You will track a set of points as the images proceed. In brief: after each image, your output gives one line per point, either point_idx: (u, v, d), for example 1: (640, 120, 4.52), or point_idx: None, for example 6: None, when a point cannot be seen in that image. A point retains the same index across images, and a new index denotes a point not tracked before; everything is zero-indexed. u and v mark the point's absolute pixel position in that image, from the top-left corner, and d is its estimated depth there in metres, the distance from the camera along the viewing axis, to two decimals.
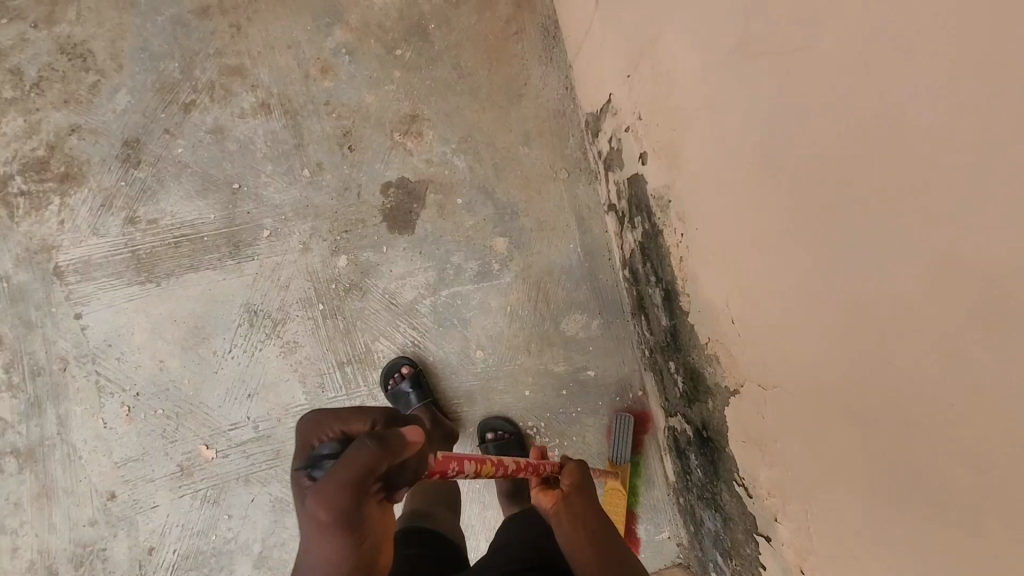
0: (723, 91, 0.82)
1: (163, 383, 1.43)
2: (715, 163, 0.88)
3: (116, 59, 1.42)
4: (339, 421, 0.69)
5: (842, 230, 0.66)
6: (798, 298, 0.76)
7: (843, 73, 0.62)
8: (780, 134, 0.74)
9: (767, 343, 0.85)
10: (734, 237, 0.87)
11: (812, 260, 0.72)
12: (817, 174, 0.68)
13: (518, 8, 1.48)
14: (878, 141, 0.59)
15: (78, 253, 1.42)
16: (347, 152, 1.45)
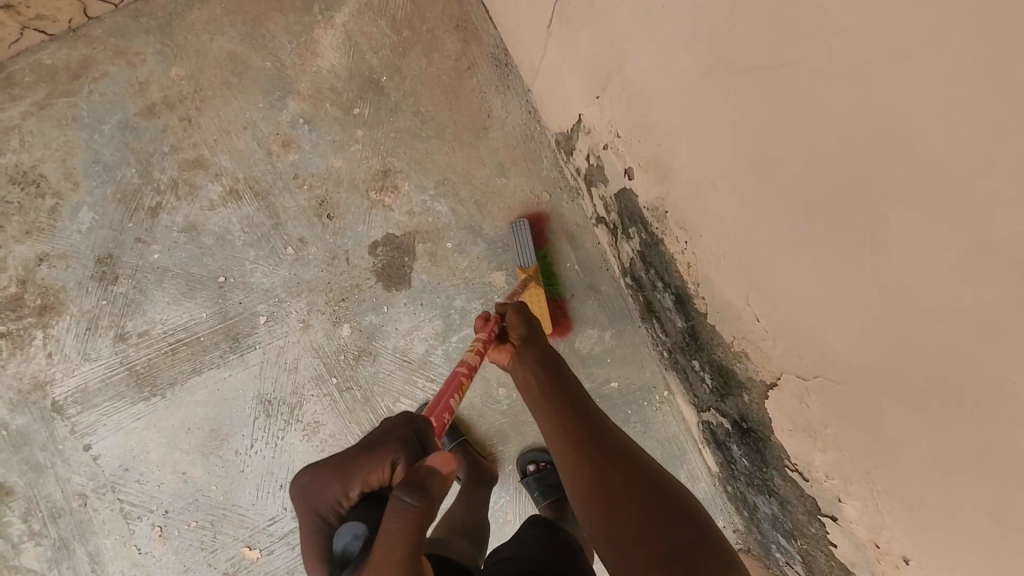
0: (705, 103, 0.83)
1: (190, 495, 1.38)
2: (709, 171, 0.88)
3: (70, 177, 1.37)
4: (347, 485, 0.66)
5: (853, 223, 0.67)
6: (821, 292, 0.76)
7: (830, 73, 0.62)
8: (772, 136, 0.74)
9: (798, 337, 0.85)
10: (744, 239, 0.88)
11: (829, 253, 0.72)
12: (816, 173, 0.70)
13: (465, 42, 1.46)
14: (875, 138, 0.60)
15: (73, 384, 1.36)
16: (326, 221, 1.42)
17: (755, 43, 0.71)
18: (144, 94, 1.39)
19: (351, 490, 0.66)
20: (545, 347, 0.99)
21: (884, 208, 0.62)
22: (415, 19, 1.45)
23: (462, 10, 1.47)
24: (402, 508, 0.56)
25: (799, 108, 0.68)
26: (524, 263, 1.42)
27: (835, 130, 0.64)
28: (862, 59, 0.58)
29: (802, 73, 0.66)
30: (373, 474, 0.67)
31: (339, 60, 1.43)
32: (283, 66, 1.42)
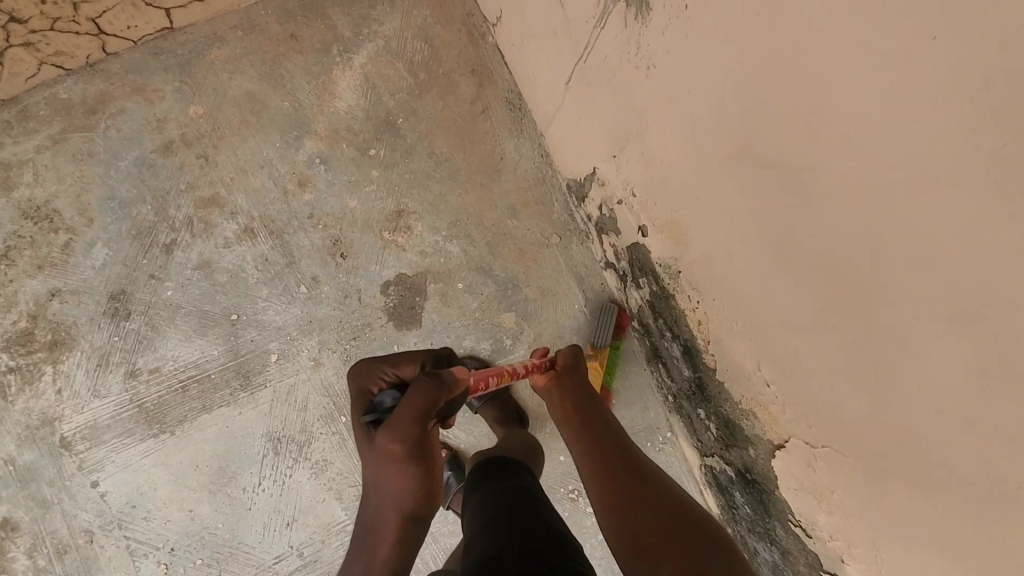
0: (720, 184, 0.86)
1: (197, 532, 1.39)
2: (724, 243, 0.91)
3: (85, 214, 1.37)
4: (391, 366, 0.92)
5: (866, 318, 0.69)
6: (834, 375, 0.78)
7: (850, 177, 0.64)
8: (792, 224, 0.75)
9: (810, 409, 0.87)
10: (757, 310, 0.90)
11: (847, 339, 0.73)
12: (831, 268, 0.71)
13: (480, 86, 1.49)
14: (890, 246, 0.62)
15: (82, 420, 1.37)
16: (340, 261, 1.43)
17: (774, 140, 0.72)
18: (162, 131, 1.40)
19: (387, 375, 0.91)
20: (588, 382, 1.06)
21: (906, 310, 0.63)
22: (432, 63, 1.47)
23: (478, 55, 1.49)
24: (419, 387, 0.79)
25: (819, 205, 0.69)
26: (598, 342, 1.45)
27: (856, 230, 0.66)
28: (885, 173, 0.59)
29: (822, 175, 0.67)
30: (406, 365, 0.92)
31: (356, 102, 1.45)
32: (300, 107, 1.43)
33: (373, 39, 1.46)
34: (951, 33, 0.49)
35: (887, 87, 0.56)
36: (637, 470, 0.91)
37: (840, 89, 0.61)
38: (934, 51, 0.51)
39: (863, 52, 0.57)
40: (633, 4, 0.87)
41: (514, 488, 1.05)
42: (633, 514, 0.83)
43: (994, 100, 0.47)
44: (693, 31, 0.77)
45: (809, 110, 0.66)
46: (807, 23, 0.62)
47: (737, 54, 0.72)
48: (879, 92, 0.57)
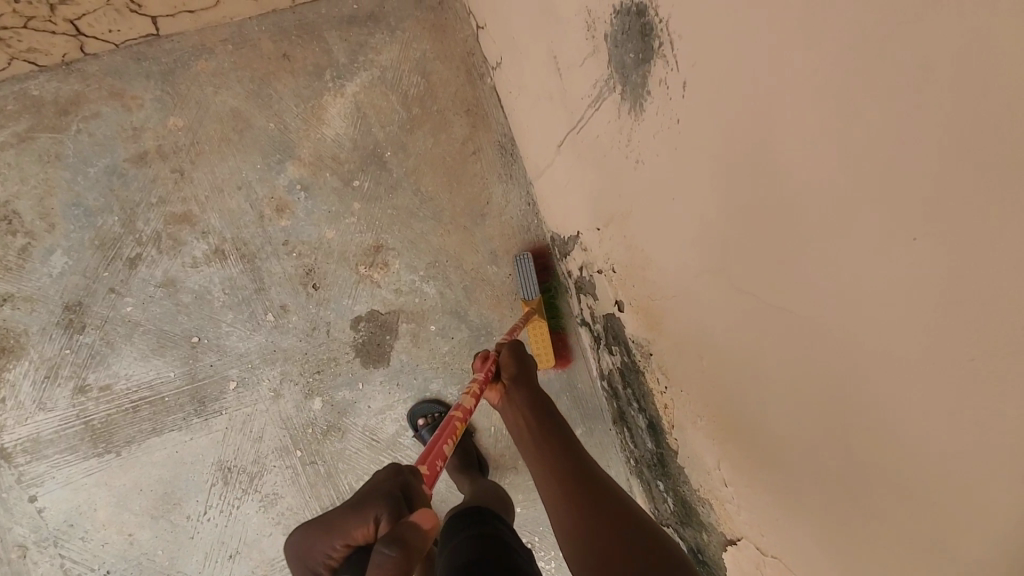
0: (694, 290, 0.85)
1: (135, 557, 1.35)
2: (694, 344, 0.90)
3: (46, 218, 1.31)
4: (339, 535, 0.65)
5: (816, 462, 0.68)
6: (787, 500, 0.78)
7: (811, 328, 0.63)
8: (762, 353, 0.74)
9: (762, 519, 0.87)
10: (719, 414, 0.90)
11: (805, 479, 0.72)
12: (789, 404, 0.71)
13: (473, 126, 1.46)
14: (840, 405, 0.61)
15: (24, 432, 1.31)
16: (311, 291, 1.40)
17: (749, 267, 0.71)
18: (137, 140, 1.35)
19: (336, 549, 0.64)
20: (535, 388, 1.03)
21: (858, 475, 0.61)
22: (426, 98, 1.44)
23: (474, 94, 1.46)
24: (381, 565, 0.57)
25: (789, 346, 0.68)
26: (527, 296, 1.36)
27: (820, 384, 0.64)
28: (853, 343, 0.57)
29: (795, 320, 0.65)
30: (356, 530, 0.64)
31: (344, 130, 1.42)
32: (285, 130, 1.40)
33: (369, 68, 1.42)
34: (932, 236, 0.46)
35: (863, 264, 0.53)
36: (588, 477, 0.88)
37: (818, 248, 0.58)
38: (915, 247, 0.47)
39: (841, 222, 0.54)
40: (628, 98, 0.86)
41: (495, 540, 0.87)
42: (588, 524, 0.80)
43: (948, 305, 0.46)
44: (684, 146, 0.76)
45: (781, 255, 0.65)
46: (791, 174, 0.59)
47: (722, 178, 0.70)
48: (855, 266, 0.54)
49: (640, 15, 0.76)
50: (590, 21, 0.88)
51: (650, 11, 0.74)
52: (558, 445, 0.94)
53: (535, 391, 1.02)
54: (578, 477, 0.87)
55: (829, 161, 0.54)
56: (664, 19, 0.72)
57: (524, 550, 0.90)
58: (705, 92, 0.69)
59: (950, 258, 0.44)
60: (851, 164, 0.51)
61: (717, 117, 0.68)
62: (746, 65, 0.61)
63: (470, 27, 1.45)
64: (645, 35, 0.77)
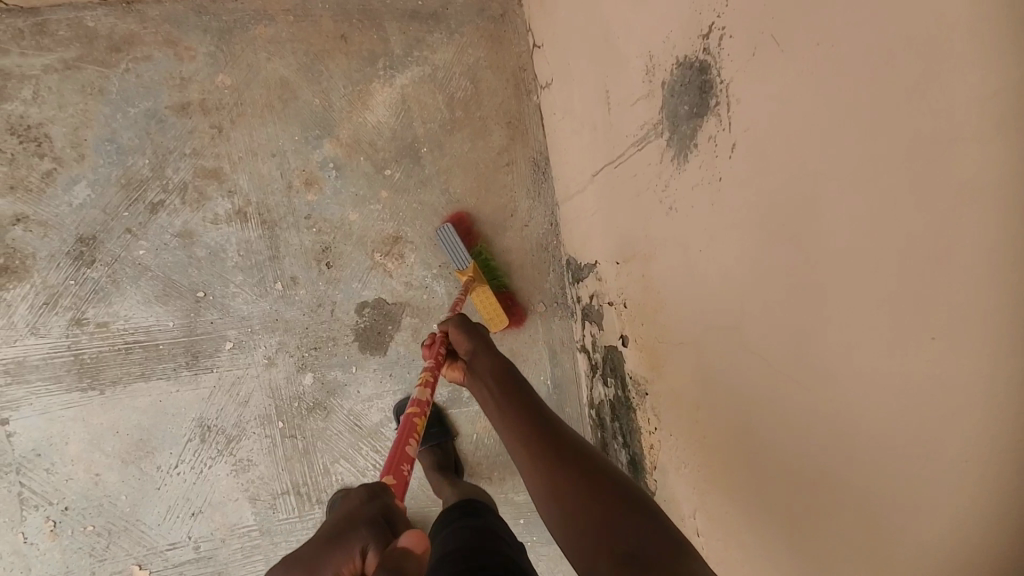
0: (700, 342, 0.88)
1: (97, 498, 1.34)
2: (690, 392, 0.94)
3: (77, 148, 1.31)
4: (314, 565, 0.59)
5: (786, 523, 0.72)
6: (751, 554, 0.82)
7: (808, 401, 0.66)
8: (763, 419, 0.75)
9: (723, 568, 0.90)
10: (703, 463, 0.94)
11: (773, 540, 0.76)
12: (770, 468, 0.75)
13: (512, 139, 1.49)
14: (815, 475, 0.65)
15: (10, 353, 1.30)
16: (324, 269, 1.42)
17: (762, 333, 0.73)
18: (183, 90, 1.36)
19: None
20: (500, 358, 1.03)
21: (834, 557, 0.63)
22: (472, 104, 1.47)
23: (518, 109, 1.49)
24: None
25: (791, 419, 0.69)
26: (459, 265, 1.36)
27: (814, 464, 0.65)
28: (854, 429, 0.59)
29: (802, 395, 0.66)
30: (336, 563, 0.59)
31: (386, 120, 1.44)
32: (329, 108, 1.42)
33: (421, 64, 1.45)
34: (946, 342, 0.48)
35: (879, 357, 0.54)
36: (559, 434, 0.86)
37: (839, 331, 0.60)
38: (930, 347, 0.49)
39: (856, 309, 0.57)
40: (673, 145, 0.86)
41: (491, 528, 0.91)
42: (560, 479, 0.78)
43: (948, 405, 0.48)
44: (721, 206, 0.77)
45: (792, 329, 0.67)
46: (824, 256, 0.60)
47: (756, 244, 0.72)
48: (870, 356, 0.55)
49: (702, 71, 0.76)
50: (650, 66, 0.89)
51: (712, 69, 0.75)
52: (526, 402, 0.92)
53: (499, 361, 1.02)
54: (552, 442, 0.83)
55: (863, 252, 0.55)
56: (726, 81, 0.72)
57: (517, 546, 0.90)
58: (755, 160, 0.69)
59: (962, 369, 0.46)
60: (878, 258, 0.53)
61: (753, 186, 0.71)
62: (791, 146, 0.63)
63: (527, 45, 1.49)
64: (703, 91, 0.77)
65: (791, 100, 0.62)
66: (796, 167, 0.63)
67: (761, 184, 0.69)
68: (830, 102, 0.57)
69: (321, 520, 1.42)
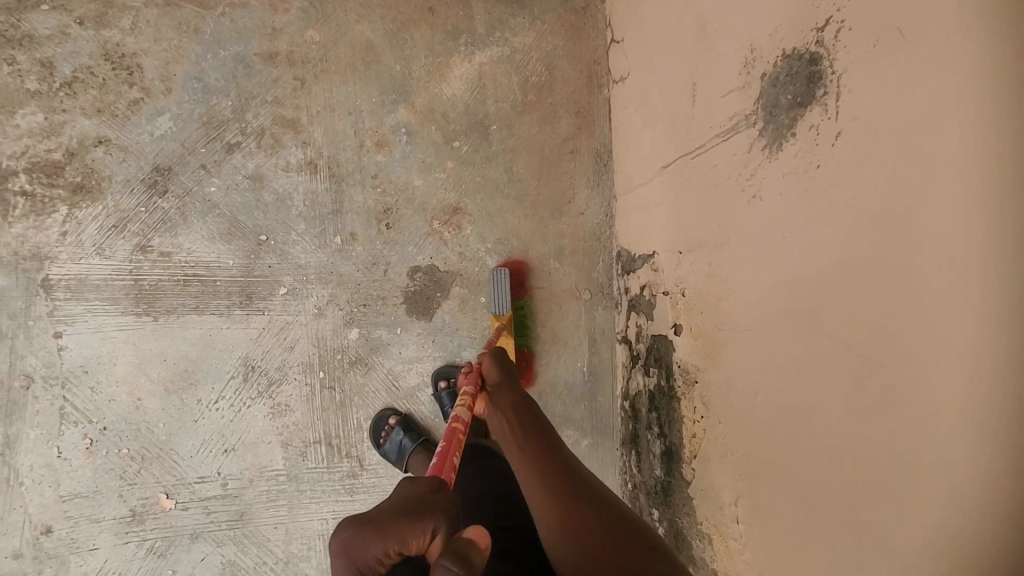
0: (766, 325, 0.93)
1: (136, 422, 1.36)
2: (745, 376, 0.99)
3: (165, 82, 1.36)
4: (393, 539, 0.56)
5: (835, 483, 0.79)
6: (794, 517, 0.88)
7: (880, 369, 0.71)
8: (825, 411, 0.81)
9: (757, 530, 0.97)
10: (751, 448, 0.98)
11: (821, 506, 0.82)
12: (825, 435, 0.81)
13: (578, 128, 1.53)
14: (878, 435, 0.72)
15: (73, 270, 1.33)
16: (383, 229, 1.45)
17: (840, 315, 0.78)
18: (272, 40, 1.40)
19: (387, 553, 0.56)
20: (519, 390, 1.05)
21: (869, 545, 0.74)
22: (545, 89, 1.51)
23: (588, 101, 1.53)
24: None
25: (855, 399, 0.76)
26: (497, 310, 1.43)
27: (871, 462, 0.73)
28: (903, 438, 0.68)
29: (867, 395, 0.73)
30: (412, 539, 0.56)
31: (461, 93, 1.48)
32: (408, 75, 1.46)
33: (501, 45, 1.50)
34: None
35: (939, 373, 0.63)
36: (562, 454, 0.88)
37: (912, 338, 0.67)
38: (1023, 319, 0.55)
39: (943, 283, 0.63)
40: (767, 135, 0.91)
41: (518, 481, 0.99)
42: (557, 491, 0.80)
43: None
44: (815, 193, 0.82)
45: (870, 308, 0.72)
46: (916, 236, 0.66)
47: (844, 230, 0.77)
48: (931, 373, 0.64)
49: (812, 62, 0.81)
50: (749, 59, 0.94)
51: (824, 61, 0.79)
52: (535, 424, 0.95)
53: (518, 392, 1.04)
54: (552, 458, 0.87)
55: (963, 231, 0.60)
56: (838, 72, 0.77)
57: None
58: (859, 149, 0.74)
59: (1000, 399, 0.57)
60: (977, 238, 0.59)
61: (851, 176, 0.75)
62: (898, 137, 0.68)
63: (605, 40, 1.53)
64: (810, 82, 0.82)
65: (902, 95, 0.68)
66: (904, 158, 0.67)
67: (858, 172, 0.74)
68: (944, 98, 0.62)
69: (348, 474, 1.44)
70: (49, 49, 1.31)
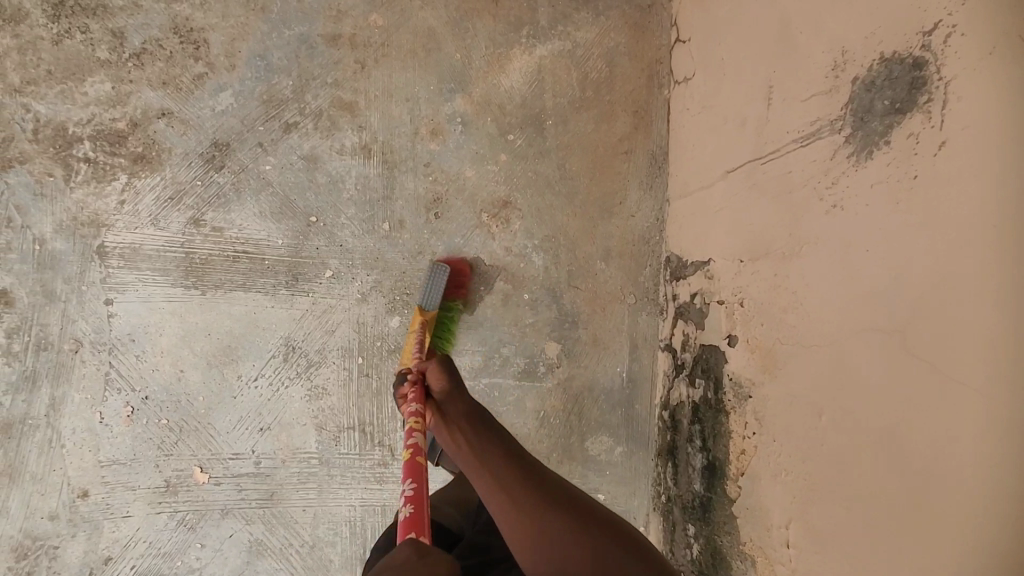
0: (834, 337, 0.90)
1: (176, 394, 1.37)
2: (803, 388, 0.96)
3: (230, 58, 1.37)
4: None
5: (891, 489, 0.79)
6: (845, 532, 0.86)
7: (942, 371, 0.73)
8: (892, 433, 0.79)
9: (805, 546, 0.94)
10: (805, 465, 0.95)
11: (879, 520, 0.80)
12: (878, 439, 0.81)
13: (636, 128, 1.49)
14: (928, 429, 0.74)
15: (128, 239, 1.35)
16: (432, 218, 1.44)
17: (914, 325, 0.77)
18: (337, 22, 1.40)
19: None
20: (470, 401, 0.88)
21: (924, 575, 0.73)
22: (604, 86, 1.48)
23: (648, 101, 1.50)
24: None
25: (914, 399, 0.76)
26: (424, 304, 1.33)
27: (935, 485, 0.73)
28: (960, 457, 0.70)
29: (923, 407, 0.75)
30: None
31: (519, 86, 1.46)
32: (468, 64, 1.44)
33: (564, 39, 1.47)
34: None
35: (987, 375, 0.67)
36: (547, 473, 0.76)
37: (980, 357, 0.68)
38: None
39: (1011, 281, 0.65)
40: (854, 143, 0.88)
41: None
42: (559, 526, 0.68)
43: None
44: (908, 203, 0.78)
45: (939, 313, 0.73)
46: (998, 240, 0.67)
47: (923, 238, 0.76)
48: (984, 382, 0.67)
49: (915, 67, 0.79)
50: (839, 61, 0.91)
51: (929, 66, 0.77)
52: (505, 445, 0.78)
53: (467, 401, 0.87)
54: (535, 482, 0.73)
55: None
56: (945, 78, 0.74)
57: None
58: (951, 158, 0.73)
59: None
60: None
61: (935, 185, 0.75)
62: (995, 146, 0.67)
63: (668, 39, 1.49)
64: (912, 88, 0.79)
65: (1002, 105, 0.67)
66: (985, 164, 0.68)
67: (945, 181, 0.74)
68: None
69: (379, 463, 1.43)
70: (121, 20, 1.33)
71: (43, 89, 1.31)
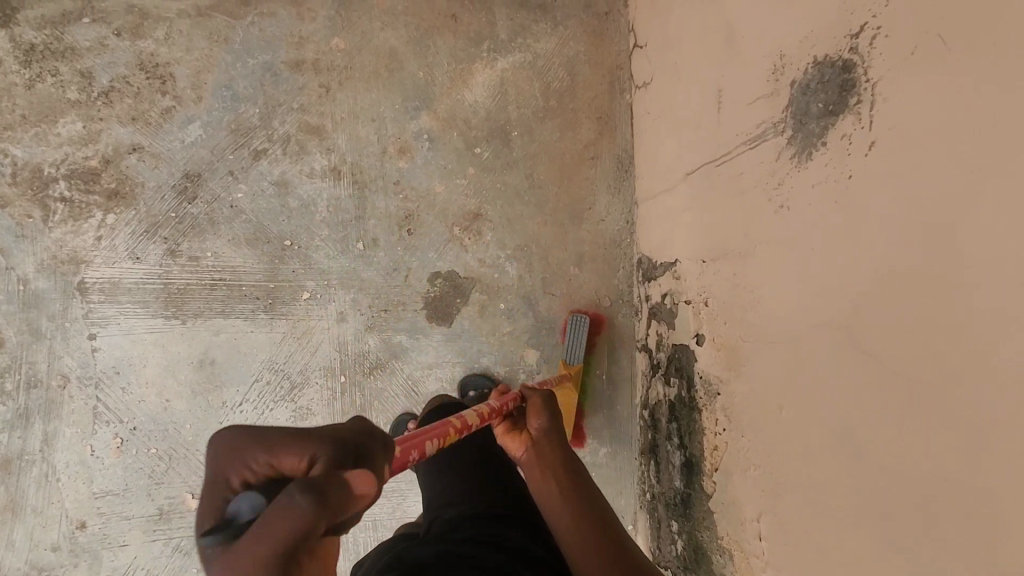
0: (791, 333, 0.92)
1: (164, 423, 1.40)
2: (767, 384, 0.98)
3: (196, 90, 1.39)
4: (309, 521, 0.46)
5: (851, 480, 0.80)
6: (813, 524, 0.88)
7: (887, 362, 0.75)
8: (850, 426, 0.81)
9: (777, 540, 0.96)
10: (772, 459, 0.97)
11: (843, 512, 0.82)
12: (838, 431, 0.83)
13: (600, 134, 1.52)
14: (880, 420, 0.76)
15: (107, 274, 1.38)
16: (404, 235, 1.46)
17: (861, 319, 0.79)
18: (299, 48, 1.42)
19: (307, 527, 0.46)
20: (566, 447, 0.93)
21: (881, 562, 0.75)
22: (566, 94, 1.50)
23: (611, 106, 1.52)
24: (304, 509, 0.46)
25: (864, 391, 0.78)
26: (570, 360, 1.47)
27: (896, 478, 0.73)
28: (917, 448, 0.71)
29: (874, 398, 0.77)
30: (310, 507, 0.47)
31: (483, 99, 1.48)
32: (431, 82, 1.47)
33: (524, 51, 1.49)
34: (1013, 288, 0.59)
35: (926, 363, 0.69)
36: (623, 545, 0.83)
37: (922, 348, 0.70)
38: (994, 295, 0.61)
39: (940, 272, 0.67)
40: (796, 144, 0.90)
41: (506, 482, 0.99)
42: None
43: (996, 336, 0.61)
44: (851, 199, 0.80)
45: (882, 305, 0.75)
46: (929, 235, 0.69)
47: (863, 234, 0.78)
48: (925, 370, 0.70)
49: (845, 69, 0.81)
50: (779, 64, 0.93)
51: (858, 67, 0.79)
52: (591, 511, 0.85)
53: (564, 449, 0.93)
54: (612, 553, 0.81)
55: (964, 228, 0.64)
56: (872, 79, 0.77)
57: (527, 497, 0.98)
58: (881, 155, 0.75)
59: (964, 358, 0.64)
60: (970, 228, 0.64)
61: (870, 182, 0.77)
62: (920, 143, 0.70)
63: (627, 44, 1.52)
64: (843, 89, 0.81)
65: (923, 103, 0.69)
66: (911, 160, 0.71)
67: (877, 178, 0.76)
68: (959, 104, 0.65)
69: None
70: (88, 60, 1.35)
71: (18, 133, 1.33)
